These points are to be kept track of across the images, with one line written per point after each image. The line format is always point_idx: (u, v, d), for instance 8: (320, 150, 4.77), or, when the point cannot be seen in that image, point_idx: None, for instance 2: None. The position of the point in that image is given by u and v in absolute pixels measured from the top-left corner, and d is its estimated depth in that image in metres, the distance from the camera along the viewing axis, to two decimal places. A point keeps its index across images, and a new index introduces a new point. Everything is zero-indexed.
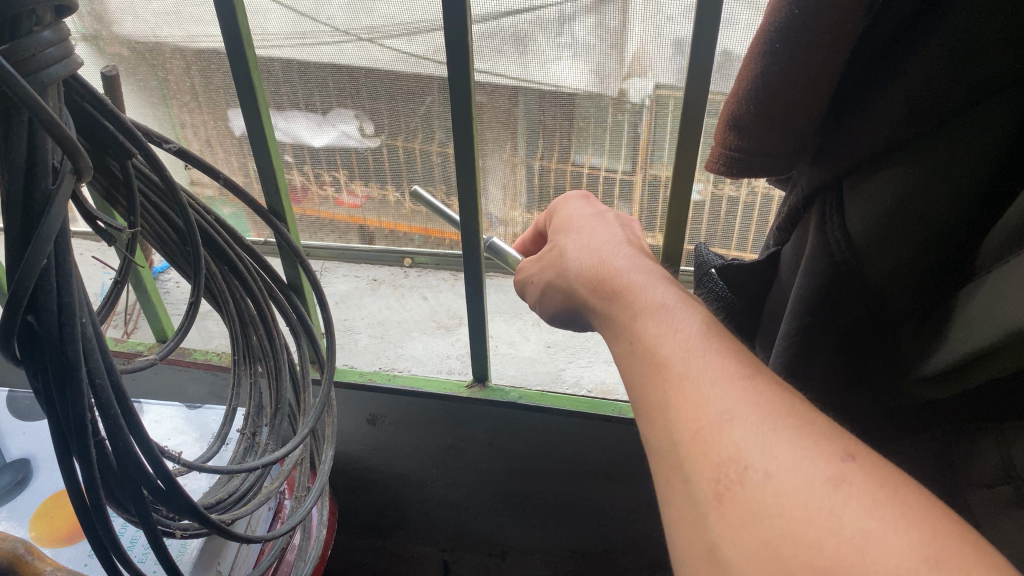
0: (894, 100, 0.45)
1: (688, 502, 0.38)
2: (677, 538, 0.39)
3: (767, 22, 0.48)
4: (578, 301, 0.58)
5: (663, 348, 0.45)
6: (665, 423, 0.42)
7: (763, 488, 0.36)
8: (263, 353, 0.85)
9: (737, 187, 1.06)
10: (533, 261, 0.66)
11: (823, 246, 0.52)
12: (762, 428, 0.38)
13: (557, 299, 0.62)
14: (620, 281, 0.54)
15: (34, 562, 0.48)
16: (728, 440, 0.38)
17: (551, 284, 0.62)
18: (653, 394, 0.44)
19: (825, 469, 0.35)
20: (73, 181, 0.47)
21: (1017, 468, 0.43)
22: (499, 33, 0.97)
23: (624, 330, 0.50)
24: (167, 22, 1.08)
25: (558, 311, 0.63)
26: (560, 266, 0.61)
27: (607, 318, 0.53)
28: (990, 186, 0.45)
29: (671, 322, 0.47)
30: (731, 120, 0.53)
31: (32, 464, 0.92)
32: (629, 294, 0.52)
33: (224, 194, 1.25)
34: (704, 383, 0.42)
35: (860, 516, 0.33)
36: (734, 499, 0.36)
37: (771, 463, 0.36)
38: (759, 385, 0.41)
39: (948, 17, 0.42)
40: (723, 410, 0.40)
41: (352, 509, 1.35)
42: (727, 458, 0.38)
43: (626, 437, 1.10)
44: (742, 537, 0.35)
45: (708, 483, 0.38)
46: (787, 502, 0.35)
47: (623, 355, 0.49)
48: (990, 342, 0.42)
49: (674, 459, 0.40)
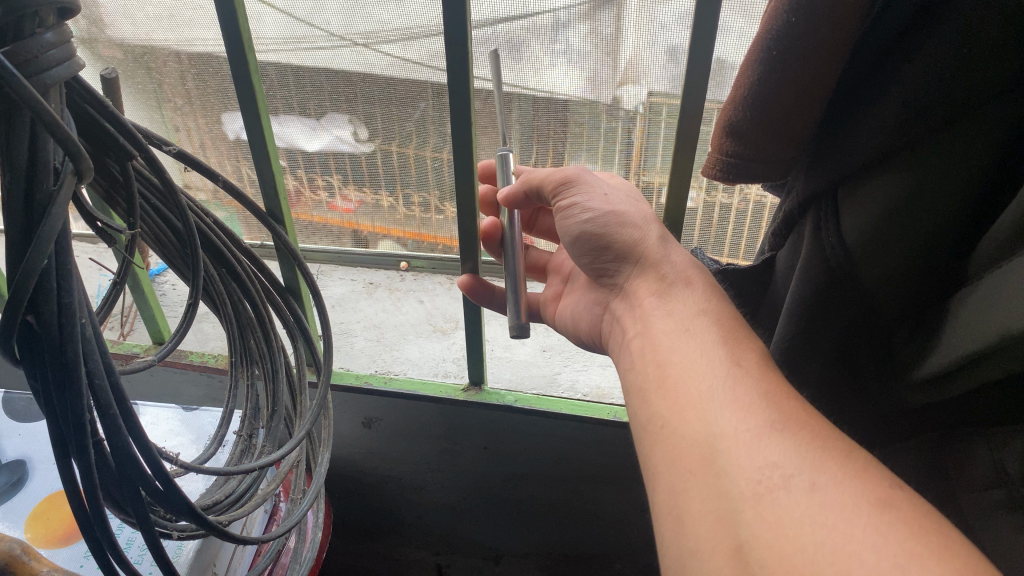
0: (888, 109, 0.46)
1: (718, 498, 0.40)
2: (699, 534, 0.40)
3: (765, 28, 0.49)
4: (635, 253, 0.64)
5: (718, 354, 0.49)
6: (703, 414, 0.45)
7: (806, 497, 0.37)
8: (260, 356, 0.86)
9: (729, 194, 1.07)
10: (605, 184, 0.70)
11: (818, 251, 0.53)
12: (808, 443, 0.40)
13: (618, 224, 0.65)
14: (684, 272, 0.60)
15: (30, 563, 0.47)
16: (774, 447, 0.40)
17: (624, 210, 0.66)
18: (698, 385, 0.47)
19: (871, 493, 0.36)
20: (73, 182, 0.47)
21: (1009, 473, 0.44)
22: (494, 39, 0.98)
23: (682, 316, 0.55)
24: (161, 25, 1.09)
25: (601, 236, 0.66)
26: (637, 212, 0.67)
27: (664, 287, 0.59)
28: (979, 196, 0.46)
29: (732, 332, 0.51)
30: (728, 127, 0.54)
31: (27, 465, 0.91)
32: (692, 283, 0.58)
33: (218, 199, 1.26)
34: (755, 395, 0.44)
35: (904, 540, 0.33)
36: (774, 501, 0.38)
37: (818, 477, 0.38)
38: (809, 409, 0.43)
39: (941, 27, 0.43)
40: (772, 421, 0.42)
41: (345, 512, 1.35)
42: (772, 463, 0.39)
43: (621, 441, 1.11)
44: (777, 539, 0.36)
45: (748, 482, 0.39)
46: (830, 514, 0.35)
47: (671, 335, 0.54)
48: (983, 347, 0.42)
49: (706, 451, 0.42)
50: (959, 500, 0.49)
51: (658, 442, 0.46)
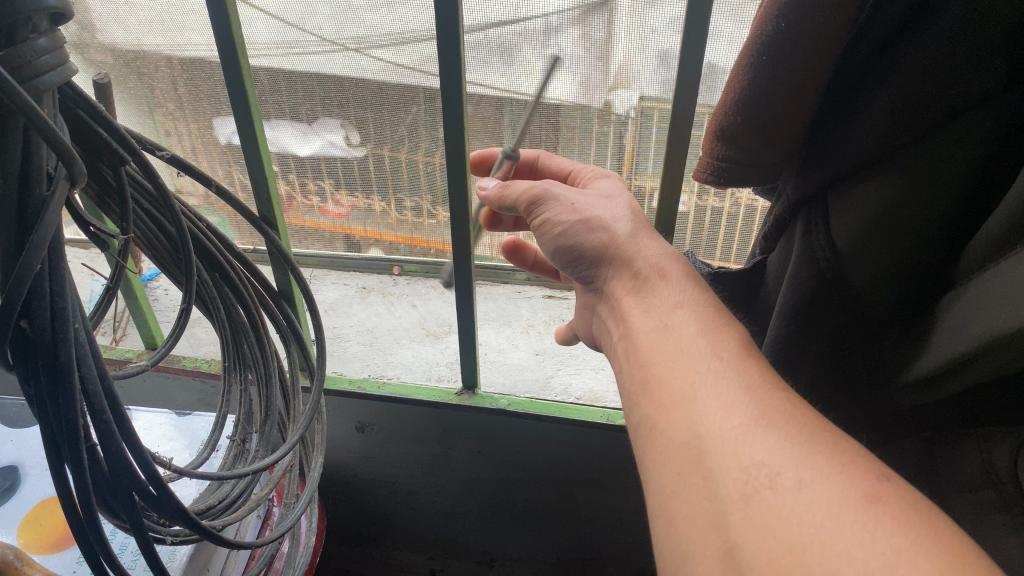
0: (877, 115, 0.47)
1: (708, 500, 0.40)
2: (690, 536, 0.40)
3: (754, 35, 0.50)
4: (605, 254, 0.63)
5: (697, 347, 0.49)
6: (688, 413, 0.44)
7: (794, 495, 0.37)
8: (253, 361, 0.86)
9: (720, 198, 1.09)
10: (572, 192, 0.68)
11: (809, 254, 0.54)
12: (795, 439, 0.40)
13: (586, 234, 0.64)
14: (660, 266, 0.59)
15: (23, 568, 0.52)
16: (760, 444, 0.40)
17: (591, 215, 0.65)
18: (681, 383, 0.47)
19: (860, 488, 0.36)
20: (67, 187, 0.47)
21: (999, 472, 0.46)
22: (486, 44, 0.99)
23: (659, 313, 0.54)
24: (152, 30, 1.08)
25: (573, 246, 0.65)
26: (607, 216, 0.65)
27: (640, 283, 0.59)
28: (965, 200, 0.47)
29: (708, 323, 0.51)
30: (718, 132, 0.55)
31: (20, 471, 0.91)
32: (667, 277, 0.58)
33: (209, 203, 1.27)
34: (737, 389, 0.44)
35: (892, 535, 0.33)
36: (763, 502, 0.38)
37: (804, 474, 0.38)
38: (792, 401, 0.43)
39: (927, 35, 0.44)
40: (756, 417, 0.42)
41: (338, 516, 1.35)
42: (757, 464, 0.39)
43: (615, 444, 1.12)
44: (767, 540, 0.36)
45: (735, 483, 0.39)
46: (818, 512, 0.36)
47: (645, 333, 0.54)
48: (971, 349, 0.43)
49: (693, 452, 0.42)
50: (950, 499, 0.50)
51: (648, 443, 0.46)
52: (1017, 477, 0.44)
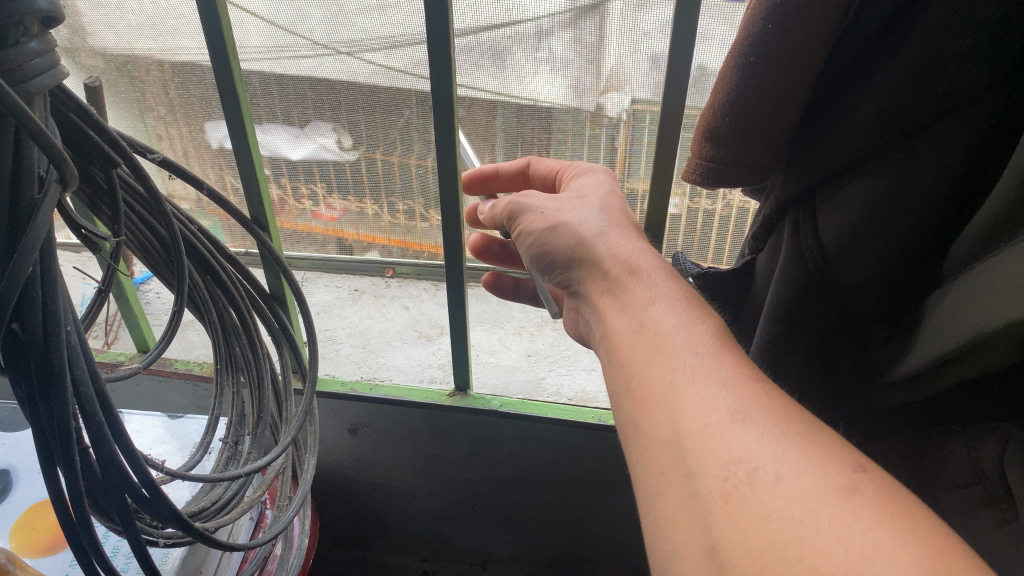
0: (863, 116, 0.48)
1: (690, 499, 0.40)
2: (673, 535, 0.40)
3: (741, 37, 0.51)
4: (576, 257, 0.63)
5: (674, 340, 0.49)
6: (668, 412, 0.44)
7: (772, 490, 0.37)
8: (245, 364, 0.86)
9: (712, 200, 1.10)
10: (548, 200, 0.69)
11: (796, 254, 0.55)
12: (773, 433, 0.39)
13: (555, 240, 0.65)
14: (629, 261, 0.58)
15: (12, 569, 0.52)
16: (738, 439, 0.40)
17: (559, 221, 0.65)
18: (660, 381, 0.46)
19: (838, 480, 0.36)
20: (59, 190, 0.48)
21: (984, 468, 0.46)
22: (477, 48, 1.00)
23: (635, 309, 0.54)
24: (143, 34, 1.08)
25: (546, 253, 0.66)
26: (577, 217, 0.65)
27: (613, 283, 0.58)
28: (950, 200, 0.48)
29: (685, 316, 0.51)
30: (707, 133, 0.56)
31: (10, 475, 0.90)
32: (637, 273, 0.57)
33: (201, 207, 1.27)
34: (715, 382, 0.44)
35: (870, 528, 0.33)
36: (742, 498, 0.37)
37: (783, 468, 0.37)
38: (770, 391, 0.43)
39: (910, 37, 0.45)
40: (733, 411, 0.41)
41: (331, 520, 1.34)
42: (735, 459, 0.39)
43: (607, 444, 1.12)
44: (749, 538, 0.36)
45: (715, 480, 0.39)
46: (797, 508, 0.35)
47: (621, 331, 0.53)
48: (955, 347, 0.44)
49: (675, 451, 0.42)
50: (939, 495, 0.50)
51: (632, 443, 0.46)
52: (1001, 473, 0.45)
